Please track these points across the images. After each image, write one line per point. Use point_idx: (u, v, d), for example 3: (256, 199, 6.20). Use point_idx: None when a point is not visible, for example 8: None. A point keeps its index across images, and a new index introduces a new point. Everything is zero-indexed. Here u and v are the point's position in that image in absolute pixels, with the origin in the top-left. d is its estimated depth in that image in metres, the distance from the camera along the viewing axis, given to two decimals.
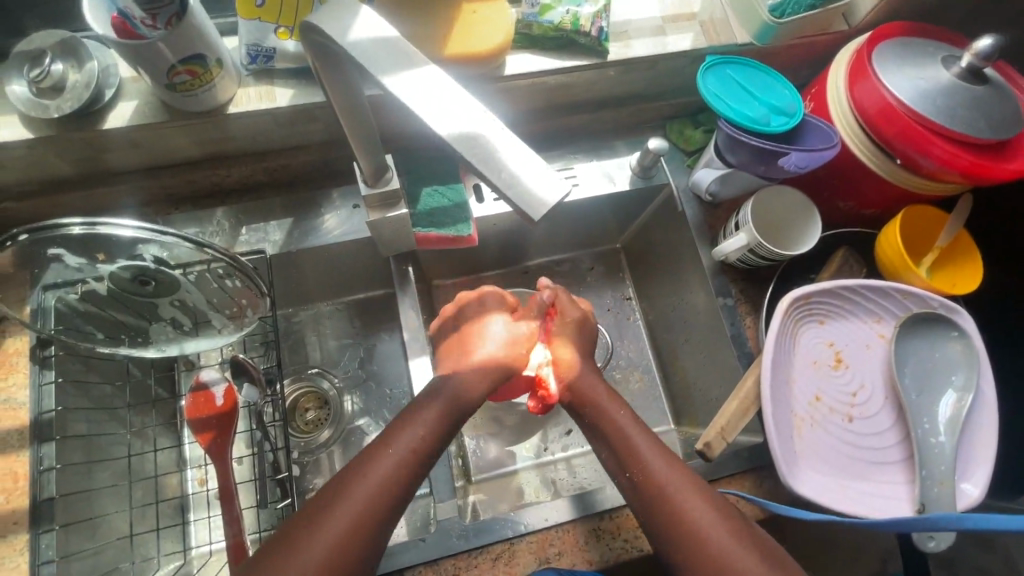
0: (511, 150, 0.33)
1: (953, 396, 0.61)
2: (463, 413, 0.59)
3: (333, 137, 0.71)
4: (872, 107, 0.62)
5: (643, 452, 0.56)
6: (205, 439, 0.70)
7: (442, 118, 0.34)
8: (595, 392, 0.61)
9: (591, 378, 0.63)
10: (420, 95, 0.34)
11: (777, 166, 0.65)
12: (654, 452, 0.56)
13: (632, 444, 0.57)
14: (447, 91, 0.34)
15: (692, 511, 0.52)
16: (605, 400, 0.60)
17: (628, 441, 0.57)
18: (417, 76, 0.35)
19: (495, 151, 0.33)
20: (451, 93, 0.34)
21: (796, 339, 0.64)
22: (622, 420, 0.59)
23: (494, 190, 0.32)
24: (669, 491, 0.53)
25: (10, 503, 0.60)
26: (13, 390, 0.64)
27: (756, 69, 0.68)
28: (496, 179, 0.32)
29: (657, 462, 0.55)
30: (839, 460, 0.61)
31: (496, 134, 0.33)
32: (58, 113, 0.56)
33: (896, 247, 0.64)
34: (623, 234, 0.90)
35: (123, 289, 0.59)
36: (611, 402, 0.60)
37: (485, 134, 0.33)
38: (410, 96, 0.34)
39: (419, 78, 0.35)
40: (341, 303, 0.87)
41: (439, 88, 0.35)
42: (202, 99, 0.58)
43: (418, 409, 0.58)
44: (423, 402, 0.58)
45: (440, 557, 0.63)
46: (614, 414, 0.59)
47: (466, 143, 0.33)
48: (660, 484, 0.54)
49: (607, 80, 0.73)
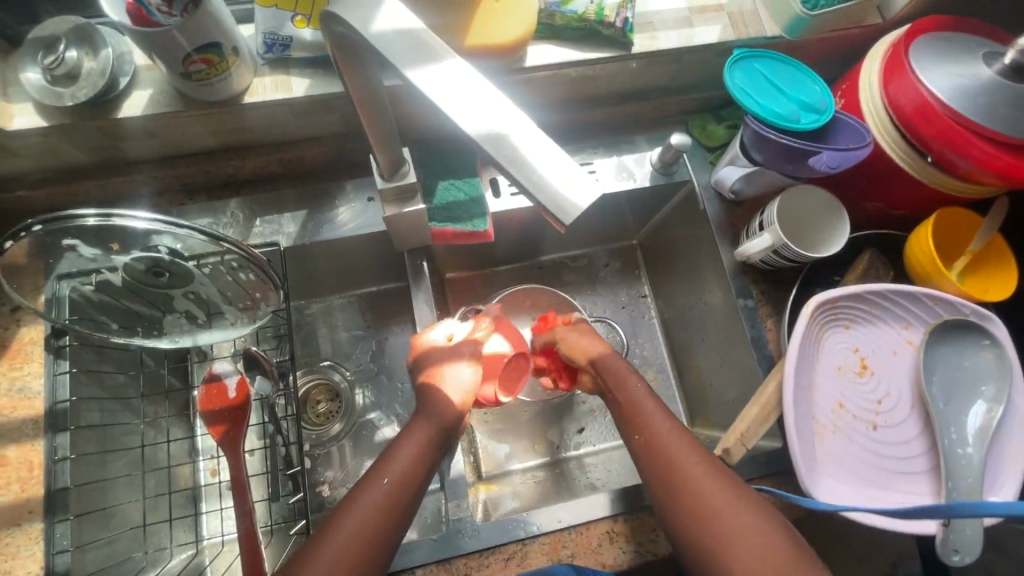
0: (541, 149, 0.31)
1: (982, 406, 0.59)
2: (457, 429, 0.60)
3: (349, 128, 0.70)
4: (909, 105, 0.60)
5: (666, 440, 0.57)
6: (217, 433, 0.68)
7: (467, 115, 0.32)
8: (625, 381, 0.63)
9: (620, 370, 0.65)
10: (443, 90, 0.33)
11: (806, 165, 0.63)
12: (678, 440, 0.56)
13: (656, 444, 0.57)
14: (471, 87, 0.33)
15: (711, 497, 0.52)
16: (632, 393, 0.62)
17: (652, 432, 0.58)
18: (441, 70, 0.33)
19: (525, 150, 0.31)
20: (476, 89, 0.33)
21: (821, 343, 0.63)
22: (649, 412, 0.59)
23: (523, 193, 0.31)
24: (687, 478, 0.54)
25: (25, 492, 0.60)
26: (28, 379, 0.64)
27: (785, 63, 0.66)
28: (525, 181, 0.31)
29: (678, 450, 0.56)
30: (862, 469, 0.60)
31: (524, 132, 0.32)
32: (72, 101, 0.55)
33: (927, 251, 0.62)
34: (640, 231, 0.88)
35: (138, 280, 0.59)
36: (644, 398, 0.61)
37: (513, 133, 0.32)
38: (432, 90, 0.33)
39: (443, 72, 0.33)
40: (353, 296, 0.86)
41: (463, 84, 0.33)
42: (218, 88, 0.57)
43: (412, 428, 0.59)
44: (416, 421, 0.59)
45: (451, 556, 0.62)
46: (641, 417, 0.60)
47: (494, 142, 0.31)
48: (679, 470, 0.54)
49: (630, 73, 0.71)
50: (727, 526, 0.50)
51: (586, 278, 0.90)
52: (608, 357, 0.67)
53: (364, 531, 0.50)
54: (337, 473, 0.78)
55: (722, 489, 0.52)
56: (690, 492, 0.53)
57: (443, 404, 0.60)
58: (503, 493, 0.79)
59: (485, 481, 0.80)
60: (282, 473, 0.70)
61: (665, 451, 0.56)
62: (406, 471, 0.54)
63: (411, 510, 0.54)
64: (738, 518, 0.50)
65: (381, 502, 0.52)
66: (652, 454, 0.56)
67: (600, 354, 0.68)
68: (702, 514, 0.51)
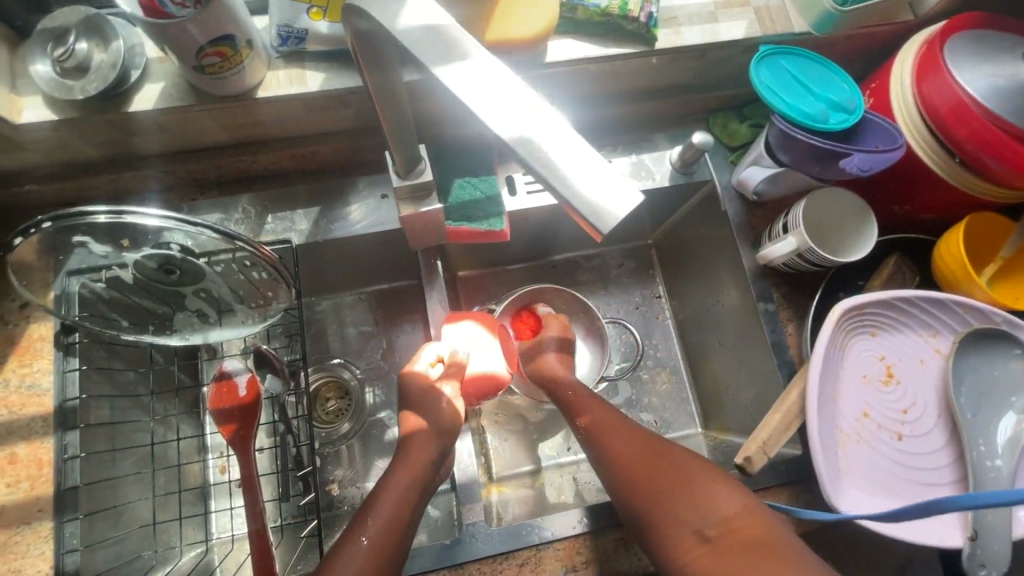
0: (575, 152, 0.30)
1: (1013, 418, 0.58)
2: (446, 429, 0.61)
3: (362, 123, 0.68)
4: (943, 105, 0.58)
5: (608, 424, 0.60)
6: (228, 431, 0.68)
7: (498, 116, 0.30)
8: (587, 400, 0.64)
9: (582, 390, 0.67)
10: (470, 88, 0.31)
11: (836, 167, 0.61)
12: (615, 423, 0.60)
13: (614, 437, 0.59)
14: (499, 85, 0.31)
15: (650, 463, 0.55)
16: (590, 408, 0.63)
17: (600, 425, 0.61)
18: (469, 68, 0.32)
19: (558, 155, 0.30)
20: (507, 88, 0.31)
21: (846, 351, 0.61)
22: (602, 415, 0.62)
23: (558, 199, 0.29)
24: (626, 451, 0.57)
25: (34, 490, 0.59)
26: (38, 376, 0.64)
27: (812, 60, 0.64)
28: (560, 186, 0.29)
29: (617, 430, 0.59)
30: (887, 480, 0.59)
31: (560, 135, 0.30)
32: (82, 95, 0.54)
33: (958, 257, 0.60)
34: (656, 230, 0.87)
35: (148, 278, 0.58)
36: (601, 406, 0.63)
37: (546, 136, 0.30)
38: (461, 89, 0.31)
39: (473, 71, 0.32)
40: (363, 293, 0.85)
41: (489, 82, 0.31)
42: (231, 82, 0.55)
43: (412, 440, 0.59)
44: (415, 434, 0.59)
45: (463, 561, 0.61)
46: (599, 418, 0.61)
47: (526, 147, 0.30)
48: (619, 447, 0.58)
49: (652, 69, 0.69)
50: (665, 488, 0.53)
51: (600, 277, 0.88)
52: (567, 380, 0.68)
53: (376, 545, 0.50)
54: (347, 472, 0.78)
55: (658, 456, 0.56)
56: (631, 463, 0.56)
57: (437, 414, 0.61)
58: (514, 495, 0.78)
59: (495, 482, 0.79)
60: (293, 474, 0.69)
61: (606, 436, 0.59)
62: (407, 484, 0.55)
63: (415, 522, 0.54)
64: (677, 477, 0.53)
65: (387, 516, 0.52)
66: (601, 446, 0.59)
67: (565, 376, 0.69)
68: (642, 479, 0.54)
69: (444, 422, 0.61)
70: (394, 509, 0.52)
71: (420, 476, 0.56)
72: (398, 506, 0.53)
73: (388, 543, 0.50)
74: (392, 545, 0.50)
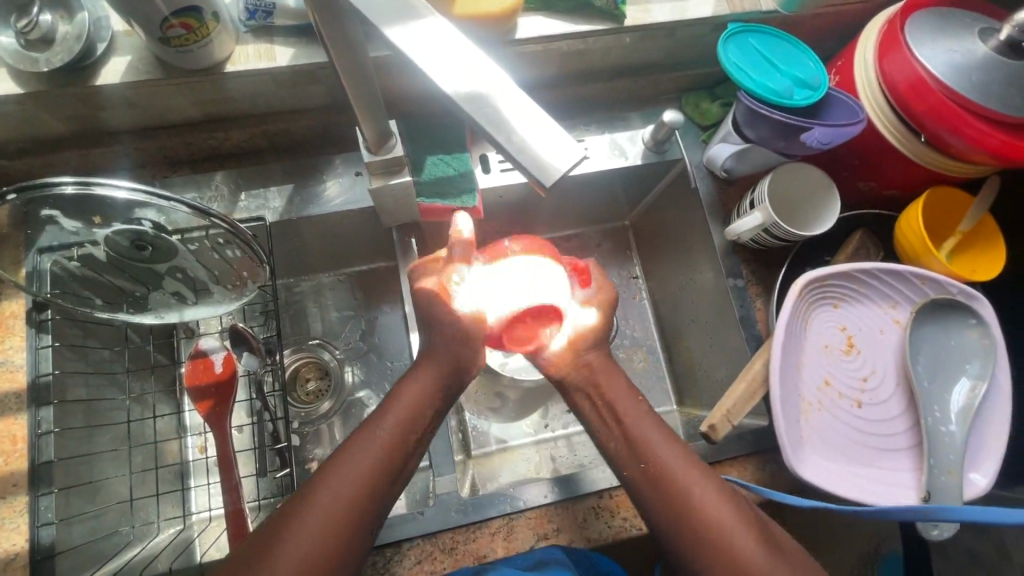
0: (522, 108, 0.31)
1: (966, 384, 0.60)
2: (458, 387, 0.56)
3: (335, 101, 0.68)
4: (903, 82, 0.59)
5: (664, 455, 0.52)
6: (204, 408, 0.69)
7: (446, 74, 0.31)
8: (619, 393, 0.56)
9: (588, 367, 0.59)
10: (422, 46, 0.32)
11: (799, 142, 0.62)
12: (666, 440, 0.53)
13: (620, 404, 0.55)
14: (453, 41, 0.32)
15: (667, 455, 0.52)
16: (626, 405, 0.55)
17: (646, 433, 0.53)
18: (424, 27, 0.32)
19: (505, 110, 0.30)
20: (458, 47, 0.32)
21: (809, 322, 0.63)
22: (632, 407, 0.55)
23: (502, 155, 0.30)
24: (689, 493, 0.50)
25: (9, 465, 0.60)
26: (10, 353, 0.64)
27: (779, 38, 0.65)
28: (505, 142, 0.30)
29: (671, 462, 0.52)
30: (846, 446, 0.60)
31: (507, 92, 0.31)
32: (47, 67, 0.54)
33: (917, 231, 0.61)
34: (632, 212, 0.88)
35: (121, 254, 0.58)
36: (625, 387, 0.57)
37: (495, 92, 0.31)
38: (415, 49, 0.32)
39: (425, 31, 0.32)
40: (342, 275, 0.86)
41: (442, 37, 0.32)
42: (198, 55, 0.55)
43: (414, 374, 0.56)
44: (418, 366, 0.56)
45: (438, 530, 0.62)
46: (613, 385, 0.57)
47: (474, 103, 0.31)
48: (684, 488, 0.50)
49: (624, 48, 0.69)
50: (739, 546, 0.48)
51: (579, 257, 0.89)
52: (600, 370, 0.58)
53: (355, 495, 0.48)
54: (326, 451, 0.78)
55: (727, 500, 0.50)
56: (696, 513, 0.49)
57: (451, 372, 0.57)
58: (493, 470, 0.79)
59: (473, 458, 0.80)
60: (269, 450, 0.70)
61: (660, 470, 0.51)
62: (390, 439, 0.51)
63: (405, 474, 0.51)
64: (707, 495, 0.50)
65: (366, 471, 0.49)
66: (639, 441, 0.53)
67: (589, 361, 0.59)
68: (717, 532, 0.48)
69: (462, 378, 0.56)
70: (380, 453, 0.50)
71: (419, 415, 0.53)
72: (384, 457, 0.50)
73: (369, 494, 0.48)
74: (376, 497, 0.49)
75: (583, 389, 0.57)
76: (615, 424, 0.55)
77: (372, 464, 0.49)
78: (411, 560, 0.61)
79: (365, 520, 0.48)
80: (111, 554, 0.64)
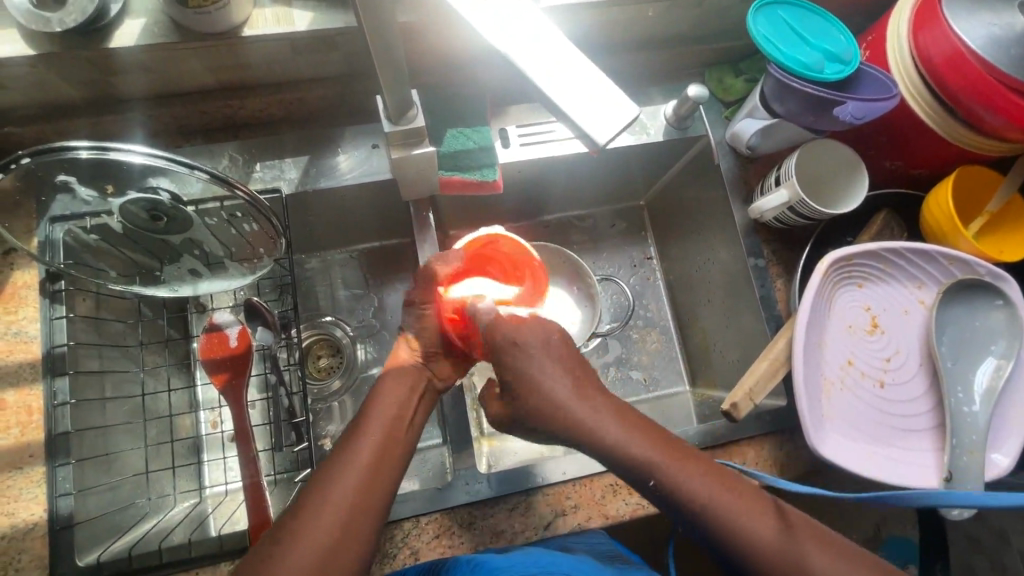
0: (580, 77, 0.35)
1: (991, 364, 0.60)
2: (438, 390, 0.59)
3: (353, 68, 0.67)
4: (938, 54, 0.57)
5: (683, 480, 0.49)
6: (219, 382, 0.68)
7: (501, 36, 0.35)
8: (614, 433, 0.51)
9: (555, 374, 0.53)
10: (478, 7, 0.35)
11: (830, 116, 0.61)
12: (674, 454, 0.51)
13: (603, 434, 0.51)
14: (508, 8, 0.36)
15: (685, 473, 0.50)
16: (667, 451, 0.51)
17: (637, 445, 0.51)
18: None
19: (567, 80, 0.35)
20: (522, 20, 0.36)
21: (834, 302, 0.63)
22: (645, 445, 0.51)
23: (565, 122, 0.35)
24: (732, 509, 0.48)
25: (25, 436, 0.60)
26: (24, 323, 0.63)
27: (809, 11, 0.63)
28: (569, 108, 0.35)
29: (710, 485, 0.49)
30: (867, 425, 0.60)
31: (569, 63, 0.36)
32: (61, 28, 0.52)
33: (946, 210, 0.60)
34: (648, 191, 0.86)
35: (136, 225, 0.56)
36: (596, 391, 0.54)
37: (557, 63, 0.35)
38: (483, 24, 0.35)
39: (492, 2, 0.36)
40: (353, 252, 0.85)
41: (498, 3, 0.36)
42: (216, 18, 0.53)
43: (388, 377, 0.57)
44: (393, 372, 0.57)
45: (454, 505, 0.62)
46: (603, 414, 0.52)
47: (541, 76, 0.35)
48: (728, 508, 0.48)
49: (650, 17, 0.68)
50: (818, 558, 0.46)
51: (592, 237, 0.88)
52: (593, 417, 0.52)
53: (361, 484, 0.48)
54: (339, 428, 0.78)
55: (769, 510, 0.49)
56: (753, 538, 0.47)
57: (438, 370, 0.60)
58: (506, 449, 0.78)
59: (487, 436, 0.80)
60: (285, 424, 0.70)
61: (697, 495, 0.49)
62: (392, 420, 0.53)
63: (407, 454, 0.52)
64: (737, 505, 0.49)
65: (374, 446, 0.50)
66: (663, 472, 0.49)
67: (577, 401, 0.52)
68: (788, 549, 0.47)
69: (437, 367, 0.60)
70: (385, 435, 0.51)
71: (413, 390, 0.56)
72: (385, 443, 0.51)
73: (375, 482, 0.48)
74: (380, 483, 0.49)
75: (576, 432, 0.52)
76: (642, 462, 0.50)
77: (381, 442, 0.51)
78: (429, 534, 0.61)
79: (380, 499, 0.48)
80: (128, 526, 0.64)
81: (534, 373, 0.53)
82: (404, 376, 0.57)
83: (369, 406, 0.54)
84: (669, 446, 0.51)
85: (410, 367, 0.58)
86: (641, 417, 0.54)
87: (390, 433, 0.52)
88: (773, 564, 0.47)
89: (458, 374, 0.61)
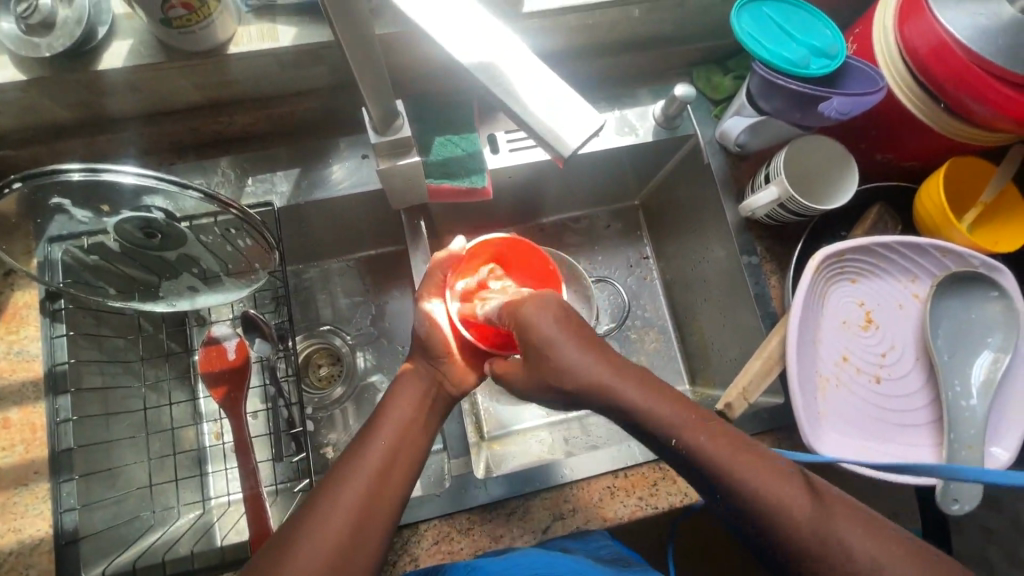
0: (545, 88, 0.36)
1: (988, 357, 0.59)
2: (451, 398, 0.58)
3: (340, 80, 0.67)
4: (924, 47, 0.57)
5: (706, 450, 0.49)
6: (218, 395, 0.69)
7: (467, 47, 0.36)
8: (639, 404, 0.50)
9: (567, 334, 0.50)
10: (442, 13, 0.36)
11: (815, 112, 0.61)
12: (690, 419, 0.50)
13: (619, 402, 0.50)
14: (479, 15, 0.36)
15: (706, 442, 0.49)
16: (689, 425, 0.50)
17: (653, 413, 0.50)
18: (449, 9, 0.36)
19: (531, 92, 0.36)
20: (485, 32, 0.36)
21: (826, 299, 0.63)
22: (669, 416, 0.50)
23: (529, 134, 0.36)
24: (756, 484, 0.47)
25: (29, 453, 0.61)
26: (26, 343, 0.64)
27: (795, 6, 0.63)
28: (532, 120, 0.35)
29: (729, 458, 0.48)
30: (862, 421, 0.60)
31: (533, 74, 0.36)
32: (49, 53, 0.53)
33: (937, 203, 0.60)
34: (642, 191, 0.86)
35: (132, 244, 0.57)
36: (609, 364, 0.51)
37: (520, 76, 0.36)
38: (447, 38, 0.35)
39: (454, 13, 0.36)
40: (350, 260, 0.85)
41: (470, 10, 0.36)
42: (201, 37, 0.54)
43: (401, 384, 0.57)
44: (403, 382, 0.57)
45: (454, 511, 0.63)
46: (614, 391, 0.50)
47: (504, 90, 0.36)
48: (755, 485, 0.47)
49: (633, 20, 0.68)
50: (846, 532, 0.45)
51: (587, 238, 0.88)
52: (614, 385, 0.50)
53: (367, 494, 0.48)
54: (340, 436, 0.78)
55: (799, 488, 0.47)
56: (781, 510, 0.46)
57: (453, 371, 0.57)
58: (506, 452, 0.78)
59: (487, 440, 0.80)
60: (285, 434, 0.70)
61: (718, 469, 0.48)
62: (403, 430, 0.53)
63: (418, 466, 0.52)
64: (758, 474, 0.48)
65: (383, 455, 0.51)
66: (684, 443, 0.49)
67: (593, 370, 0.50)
68: (819, 525, 0.45)
69: (450, 370, 0.57)
70: (391, 445, 0.52)
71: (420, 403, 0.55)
72: (393, 451, 0.51)
73: (379, 499, 0.49)
74: (389, 490, 0.49)
75: (594, 397, 0.50)
76: (658, 432, 0.50)
77: (387, 454, 0.51)
78: (429, 541, 0.62)
79: (389, 508, 0.49)
80: (133, 538, 0.65)
81: (550, 345, 0.49)
82: (412, 386, 0.56)
83: (377, 418, 0.54)
84: (696, 420, 0.50)
85: (424, 372, 0.57)
86: (671, 390, 0.52)
87: (400, 437, 0.52)
88: (806, 542, 0.45)
89: (472, 380, 0.58)
